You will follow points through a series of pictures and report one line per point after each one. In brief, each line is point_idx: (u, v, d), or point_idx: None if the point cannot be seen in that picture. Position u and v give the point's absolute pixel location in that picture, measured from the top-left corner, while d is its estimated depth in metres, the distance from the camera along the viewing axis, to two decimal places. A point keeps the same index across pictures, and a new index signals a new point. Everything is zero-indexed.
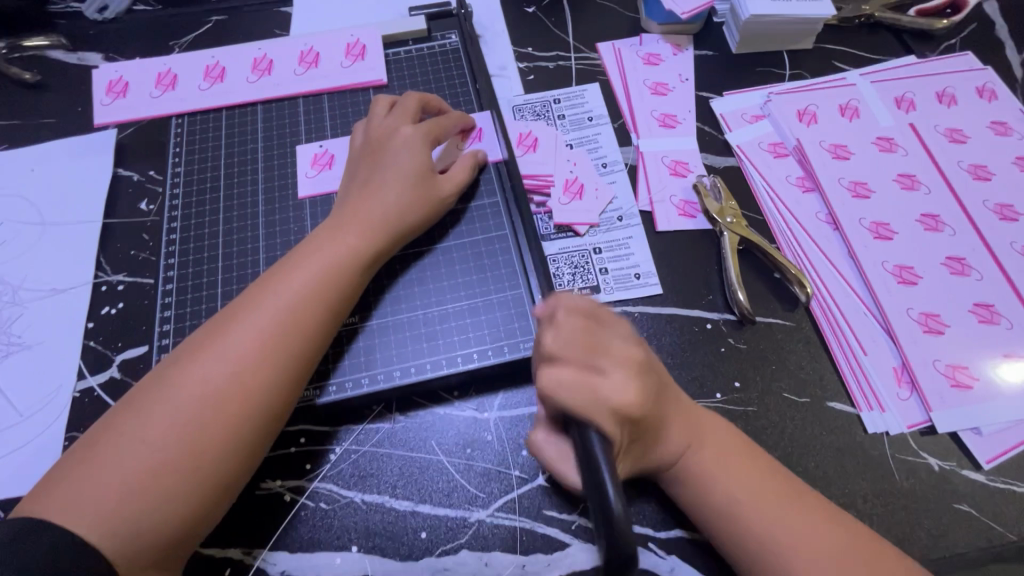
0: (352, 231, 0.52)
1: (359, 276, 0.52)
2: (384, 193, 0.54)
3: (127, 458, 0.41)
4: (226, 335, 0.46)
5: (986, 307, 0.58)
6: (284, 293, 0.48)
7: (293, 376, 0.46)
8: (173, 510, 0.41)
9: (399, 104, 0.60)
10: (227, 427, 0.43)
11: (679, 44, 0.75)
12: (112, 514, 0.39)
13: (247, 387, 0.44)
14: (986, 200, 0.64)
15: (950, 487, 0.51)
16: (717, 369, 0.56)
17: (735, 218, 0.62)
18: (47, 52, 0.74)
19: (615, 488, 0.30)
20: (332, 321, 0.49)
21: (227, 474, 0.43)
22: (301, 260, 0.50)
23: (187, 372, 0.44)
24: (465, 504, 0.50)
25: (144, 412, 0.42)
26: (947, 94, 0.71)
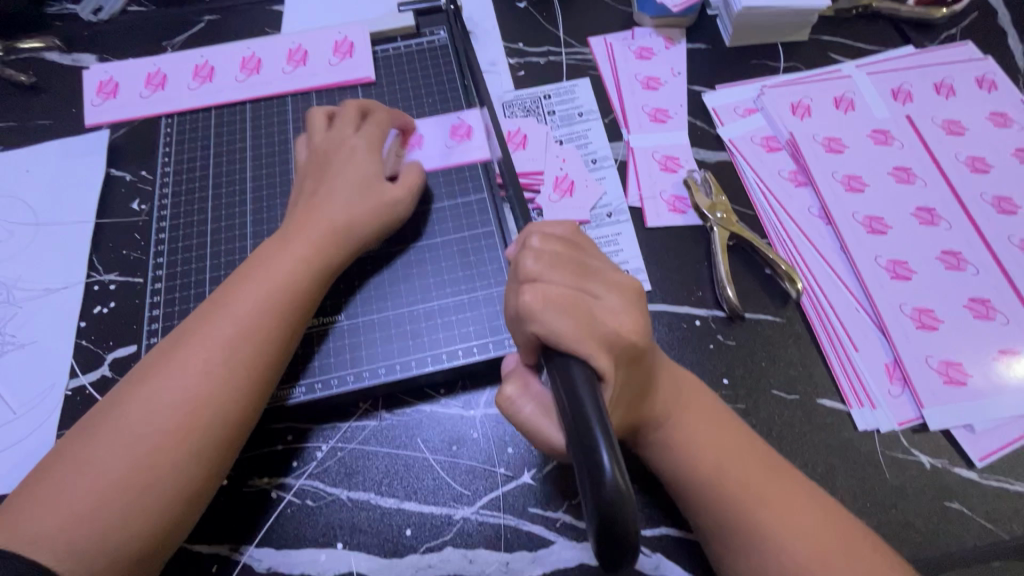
0: (301, 242, 0.53)
1: (314, 287, 0.52)
2: (332, 201, 0.55)
3: (88, 481, 0.42)
4: (178, 355, 0.47)
5: (982, 302, 0.56)
6: (232, 311, 0.48)
7: (245, 390, 0.47)
8: (139, 525, 0.42)
9: (337, 114, 0.60)
10: (183, 442, 0.44)
11: (671, 37, 0.74)
12: (78, 534, 0.40)
13: (198, 403, 0.45)
14: (983, 192, 0.62)
15: (942, 485, 0.50)
16: (706, 366, 0.55)
17: (725, 214, 0.61)
18: (43, 54, 0.75)
19: (613, 454, 0.28)
20: (283, 334, 0.50)
21: (185, 490, 0.44)
22: (249, 277, 0.51)
23: (139, 396, 0.45)
24: (450, 501, 0.51)
25: (100, 437, 0.43)
26: (945, 84, 0.69)
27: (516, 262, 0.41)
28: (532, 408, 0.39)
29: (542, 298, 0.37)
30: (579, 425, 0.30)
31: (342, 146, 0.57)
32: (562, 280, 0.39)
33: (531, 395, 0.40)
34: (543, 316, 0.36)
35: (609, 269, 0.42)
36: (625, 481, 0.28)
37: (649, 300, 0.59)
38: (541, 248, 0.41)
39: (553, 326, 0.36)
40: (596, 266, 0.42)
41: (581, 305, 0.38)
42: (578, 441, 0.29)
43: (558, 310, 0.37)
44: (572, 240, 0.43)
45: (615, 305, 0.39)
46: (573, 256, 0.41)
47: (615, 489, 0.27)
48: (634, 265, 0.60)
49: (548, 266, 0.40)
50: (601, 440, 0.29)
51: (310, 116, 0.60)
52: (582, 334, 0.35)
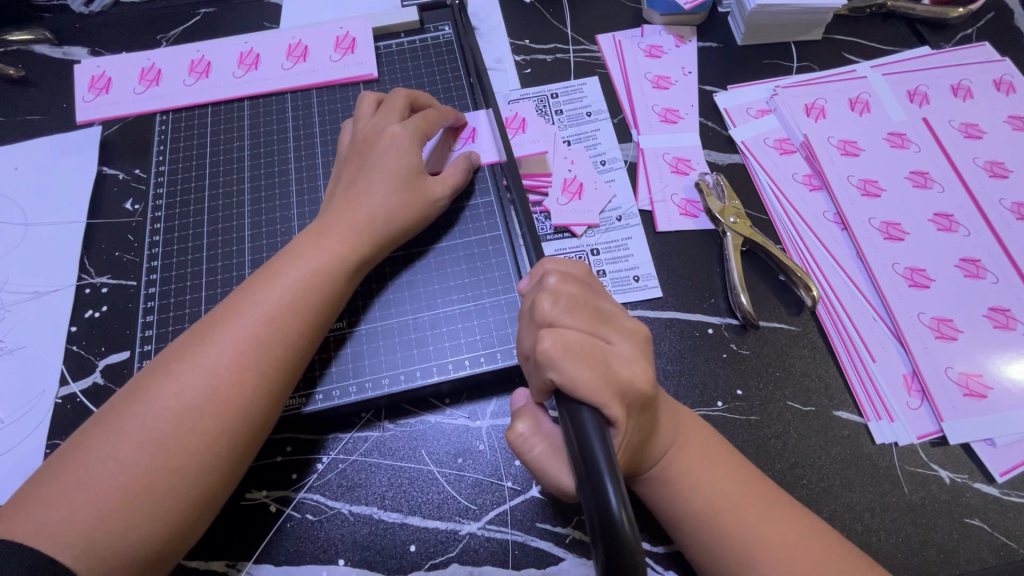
0: (336, 236, 0.51)
1: (342, 286, 0.50)
2: (370, 194, 0.52)
3: (106, 472, 0.40)
4: (205, 347, 0.45)
5: (1002, 311, 0.55)
6: (256, 309, 0.46)
7: (265, 396, 0.45)
8: (153, 526, 0.40)
9: (387, 101, 0.57)
10: (204, 441, 0.42)
11: (682, 35, 0.72)
12: (92, 530, 0.38)
13: (216, 406, 0.43)
14: (1003, 198, 0.61)
15: (962, 501, 0.49)
16: (719, 376, 0.54)
17: (738, 219, 0.59)
18: (33, 47, 0.72)
19: (621, 495, 0.26)
20: (309, 336, 0.48)
21: (195, 499, 0.41)
22: (275, 272, 0.48)
23: (155, 393, 0.43)
24: (456, 516, 0.49)
25: (120, 428, 0.41)
26: (963, 86, 0.67)
27: (532, 302, 0.39)
28: (541, 447, 0.38)
29: (560, 344, 0.36)
30: (588, 467, 0.28)
31: (386, 135, 0.54)
32: (577, 325, 0.38)
33: (541, 434, 0.38)
34: (562, 362, 0.35)
35: (620, 313, 0.41)
36: (632, 523, 0.26)
37: (660, 307, 0.57)
38: (558, 288, 0.40)
39: (571, 372, 0.34)
40: (608, 309, 0.41)
41: (595, 353, 0.36)
42: (586, 482, 0.28)
43: (576, 358, 0.35)
44: (587, 282, 0.42)
45: (627, 351, 0.38)
46: (589, 300, 0.40)
47: (626, 537, 0.26)
48: (644, 271, 0.59)
49: (565, 308, 0.38)
50: (608, 479, 0.27)
51: (360, 101, 0.58)
52: (599, 382, 0.34)
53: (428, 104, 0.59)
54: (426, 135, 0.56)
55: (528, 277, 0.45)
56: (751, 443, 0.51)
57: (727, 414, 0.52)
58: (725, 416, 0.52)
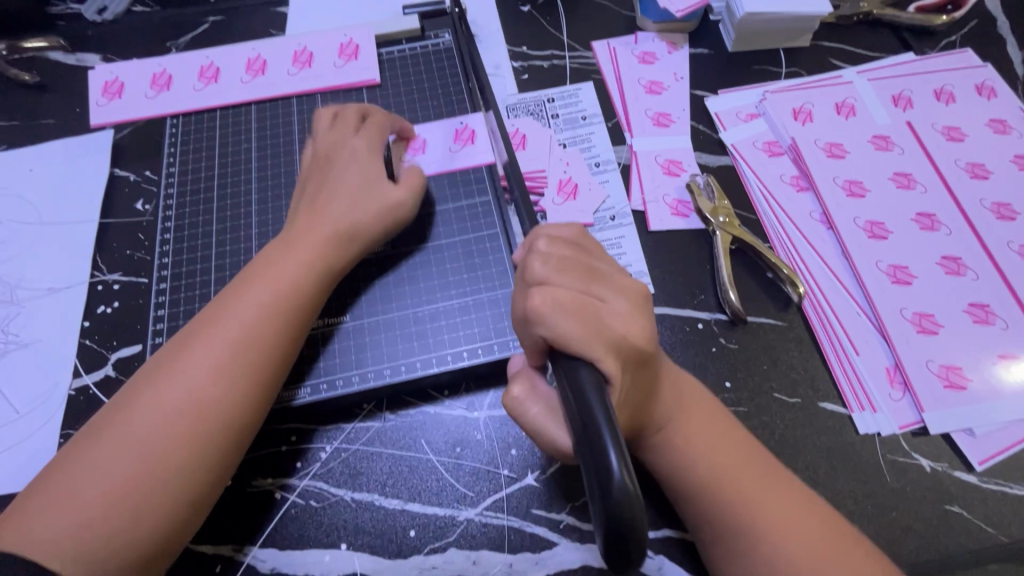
0: (308, 245, 0.53)
1: (317, 292, 0.52)
2: (335, 204, 0.54)
3: (98, 477, 0.42)
4: (185, 357, 0.47)
5: (982, 307, 0.57)
6: (239, 314, 0.49)
7: (253, 391, 0.47)
8: (145, 526, 0.42)
9: (341, 115, 0.60)
10: (189, 444, 0.44)
11: (674, 42, 0.75)
12: (86, 532, 0.41)
13: (205, 405, 0.45)
14: (983, 198, 0.63)
15: (942, 488, 0.51)
16: (708, 369, 0.56)
17: (728, 218, 0.62)
18: (47, 54, 0.75)
19: (622, 456, 0.28)
20: (293, 336, 0.50)
21: (195, 490, 0.44)
22: (255, 278, 0.51)
23: (146, 397, 0.45)
24: (454, 503, 0.51)
25: (109, 436, 0.44)
26: (945, 91, 0.70)
27: (524, 264, 0.41)
28: (537, 408, 0.40)
29: (550, 300, 0.38)
30: (590, 431, 0.30)
31: (345, 149, 0.57)
32: (569, 283, 0.40)
33: (536, 395, 0.40)
34: (551, 317, 0.37)
35: (617, 272, 0.42)
36: (633, 480, 0.28)
37: (652, 303, 0.59)
38: (549, 252, 0.42)
39: (560, 326, 0.36)
40: (602, 269, 0.42)
41: (588, 309, 0.38)
42: (587, 444, 0.30)
43: (565, 312, 0.37)
44: (580, 244, 0.44)
45: (622, 309, 0.40)
46: (581, 261, 0.42)
47: (628, 493, 0.28)
48: (636, 268, 0.61)
49: (556, 268, 0.41)
50: (610, 441, 0.29)
51: (320, 114, 0.61)
52: (588, 337, 0.36)
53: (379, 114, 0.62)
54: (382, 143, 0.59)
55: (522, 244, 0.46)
56: None
57: None
58: None
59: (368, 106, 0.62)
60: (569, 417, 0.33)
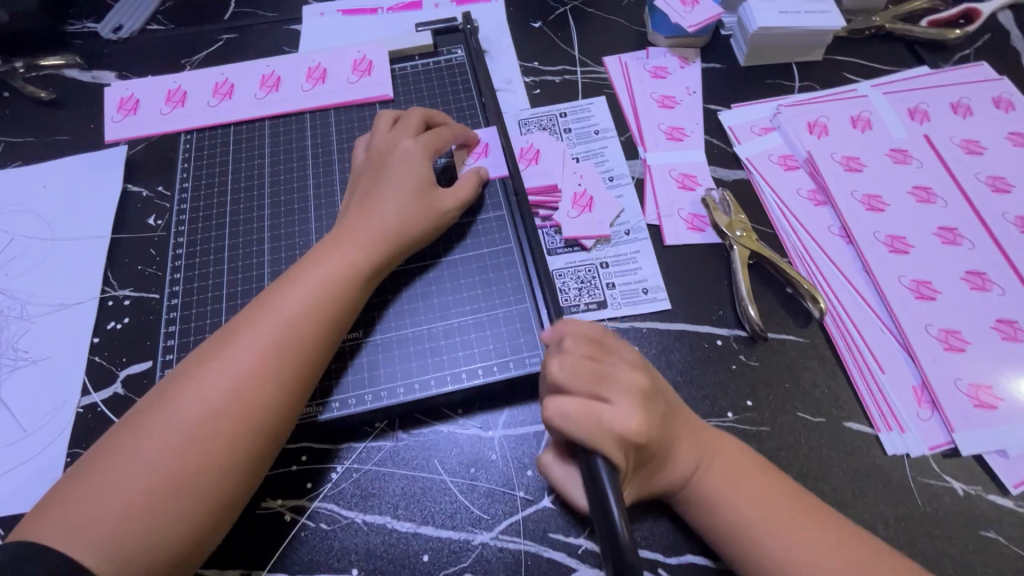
0: (352, 244, 0.52)
1: (358, 294, 0.51)
2: (384, 206, 0.54)
3: (139, 467, 0.41)
4: (230, 350, 0.46)
5: (1009, 323, 0.55)
6: (280, 313, 0.48)
7: (292, 392, 0.46)
8: (177, 524, 0.41)
9: (403, 118, 0.60)
10: (226, 441, 0.43)
11: (686, 57, 0.75)
12: (124, 524, 0.40)
13: (245, 404, 0.44)
14: (1006, 212, 0.62)
15: (976, 513, 0.49)
16: (729, 388, 0.54)
17: (745, 232, 0.61)
18: (64, 71, 0.76)
19: None
20: (332, 337, 0.49)
21: (227, 492, 0.43)
22: (299, 276, 0.50)
23: (185, 391, 0.44)
24: (468, 526, 0.49)
25: (147, 429, 0.43)
26: (962, 104, 0.69)
27: None
28: (553, 423, 0.38)
29: None
30: None
31: (398, 150, 0.57)
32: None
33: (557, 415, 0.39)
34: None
35: None
36: None
37: (668, 319, 0.58)
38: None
39: None
40: None
41: None
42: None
43: None
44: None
45: None
46: None
47: None
48: (653, 283, 0.60)
49: None
50: None
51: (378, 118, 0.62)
52: None
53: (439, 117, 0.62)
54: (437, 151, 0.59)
55: None
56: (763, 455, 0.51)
57: (737, 425, 0.52)
58: (735, 426, 0.52)
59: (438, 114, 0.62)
60: None
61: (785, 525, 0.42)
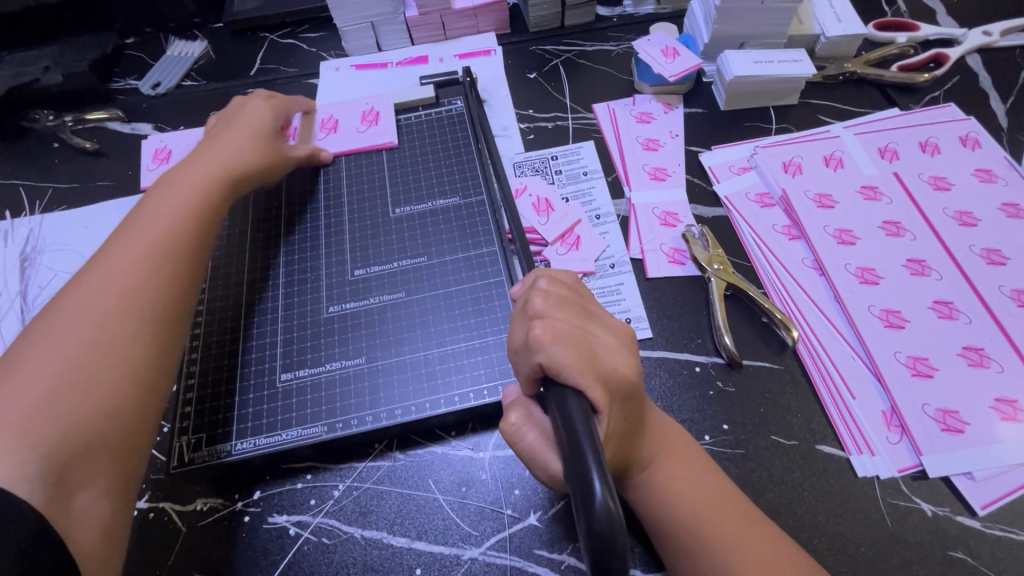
0: (174, 201, 0.60)
1: (186, 240, 0.58)
2: (197, 176, 0.64)
3: (44, 376, 0.47)
4: (94, 285, 0.53)
5: (975, 350, 0.58)
6: (115, 259, 0.55)
7: (143, 320, 0.52)
8: (74, 422, 0.46)
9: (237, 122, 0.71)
10: (117, 357, 0.50)
11: (669, 103, 0.81)
12: (26, 423, 0.45)
13: (119, 326, 0.51)
14: (972, 244, 0.65)
15: (945, 534, 0.50)
16: (706, 412, 0.57)
17: (722, 265, 0.65)
18: (107, 124, 0.84)
19: (606, 482, 0.31)
20: (174, 284, 0.56)
21: (119, 403, 0.49)
22: (127, 230, 0.58)
23: (87, 316, 0.51)
24: (458, 542, 0.52)
25: (53, 344, 0.49)
26: (930, 143, 0.73)
27: (526, 298, 0.45)
28: (534, 436, 0.42)
29: (550, 332, 0.41)
30: (578, 453, 0.33)
31: (224, 142, 0.68)
32: (567, 318, 0.44)
33: (532, 423, 0.43)
34: (549, 346, 0.40)
35: (608, 313, 0.47)
36: (616, 503, 0.31)
37: (650, 347, 0.62)
38: (549, 290, 0.46)
39: (558, 355, 0.40)
40: (595, 310, 0.47)
41: (584, 343, 0.42)
42: (573, 461, 0.33)
43: (563, 344, 0.41)
44: (576, 286, 0.48)
45: (613, 344, 0.44)
46: (576, 300, 0.46)
47: (610, 516, 0.30)
48: (636, 313, 0.64)
49: (554, 305, 0.45)
50: (595, 468, 0.32)
51: (226, 109, 0.77)
52: (582, 368, 0.39)
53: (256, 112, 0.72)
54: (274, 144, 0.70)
55: (523, 283, 0.51)
56: (737, 475, 0.54)
57: (714, 447, 0.55)
58: (712, 449, 0.55)
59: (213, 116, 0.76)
60: (559, 440, 0.35)
61: (729, 537, 0.44)
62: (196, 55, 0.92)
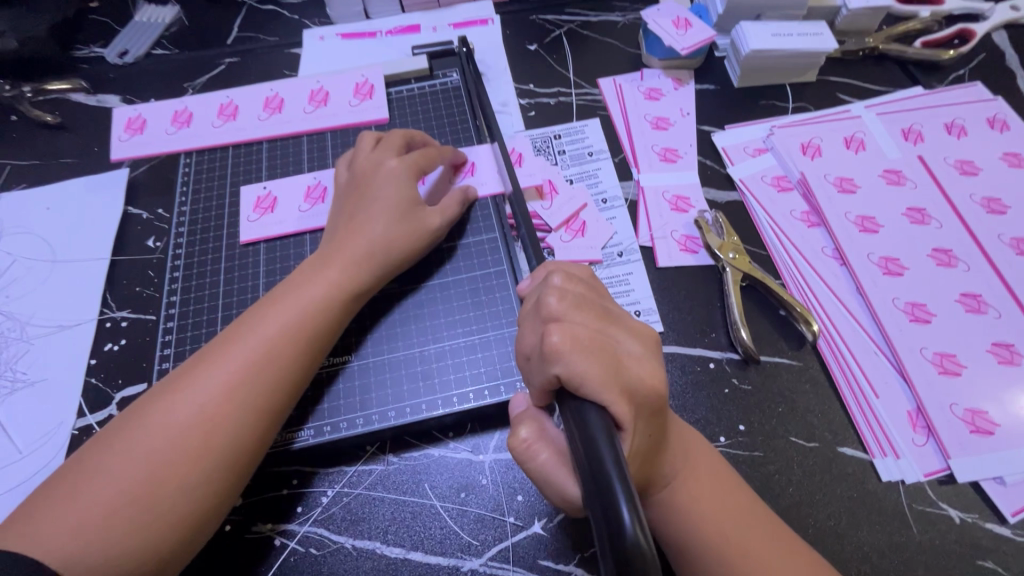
0: (338, 262, 0.53)
1: (340, 312, 0.52)
2: (371, 226, 0.55)
3: (107, 484, 0.42)
4: (227, 363, 0.47)
5: (1005, 346, 0.55)
6: (256, 335, 0.48)
7: (257, 409, 0.46)
8: (145, 535, 0.41)
9: (384, 139, 0.60)
10: (200, 455, 0.44)
11: (680, 78, 0.76)
12: (93, 528, 0.40)
13: (214, 421, 0.45)
14: (1001, 233, 0.61)
15: (973, 541, 0.48)
16: (721, 412, 0.54)
17: (737, 254, 0.60)
18: (70, 96, 0.77)
19: (634, 511, 0.27)
20: (309, 358, 0.50)
21: (207, 503, 0.43)
22: (285, 296, 0.51)
23: (162, 409, 0.45)
24: (458, 552, 0.49)
25: (126, 448, 0.43)
26: (956, 125, 0.69)
27: (538, 298, 0.41)
28: (546, 455, 0.38)
29: (567, 338, 0.37)
30: (600, 477, 0.28)
31: (383, 170, 0.57)
32: (585, 321, 0.40)
33: (545, 439, 0.39)
34: (569, 355, 0.36)
35: (627, 314, 0.43)
36: (645, 533, 0.27)
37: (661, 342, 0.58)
38: (564, 288, 0.42)
39: (579, 365, 0.35)
40: (614, 311, 0.42)
41: (605, 350, 0.38)
42: (596, 487, 0.29)
43: (583, 353, 0.36)
44: (592, 284, 0.44)
45: (636, 350, 0.40)
46: (593, 301, 0.42)
47: (639, 549, 0.26)
48: (645, 306, 0.60)
49: (571, 306, 0.40)
50: (621, 492, 0.27)
51: (386, 135, 0.61)
52: (605, 379, 0.35)
53: (388, 168, 0.57)
54: (424, 170, 0.59)
55: (533, 279, 0.46)
56: (756, 480, 0.50)
57: (729, 450, 0.52)
58: (728, 451, 0.52)
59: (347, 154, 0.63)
60: (577, 460, 0.31)
61: (760, 559, 0.41)
62: (166, 21, 0.84)
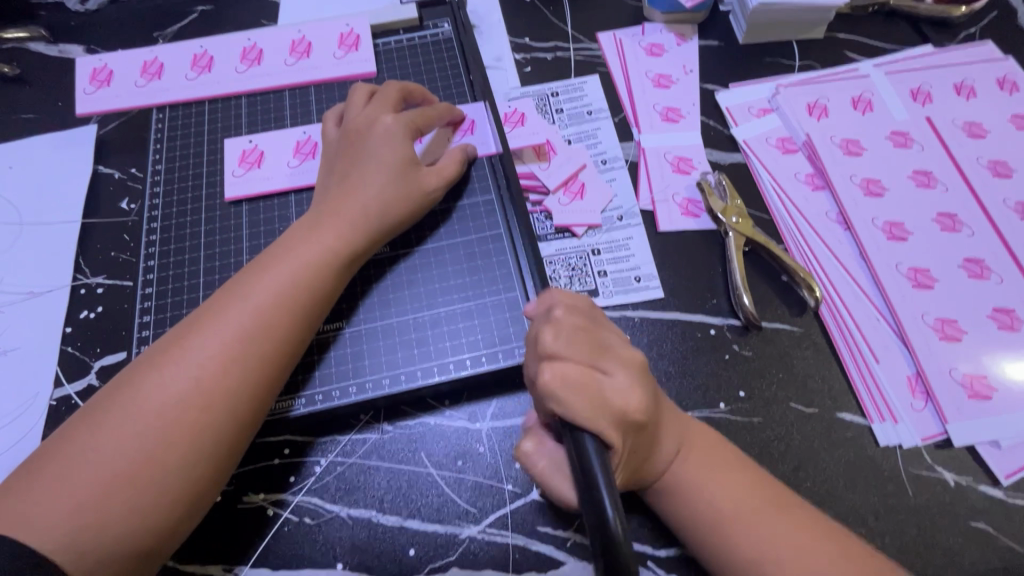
0: (332, 227, 0.50)
1: (335, 278, 0.50)
2: (365, 187, 0.52)
3: (98, 463, 0.40)
4: (220, 334, 0.44)
5: (1006, 312, 0.54)
6: (246, 304, 0.46)
7: (251, 380, 0.44)
8: (144, 513, 0.40)
9: (379, 94, 0.57)
10: (195, 429, 0.42)
11: (683, 33, 0.72)
12: (86, 508, 0.38)
13: (208, 394, 0.43)
14: (1006, 197, 0.60)
15: (966, 503, 0.48)
16: (720, 378, 0.53)
17: (740, 218, 0.59)
18: (28, 45, 0.71)
19: (617, 504, 0.28)
20: (304, 327, 0.48)
21: (207, 477, 0.42)
22: (276, 262, 0.48)
23: (152, 383, 0.43)
24: (456, 519, 0.48)
25: (115, 426, 0.41)
26: (966, 86, 0.67)
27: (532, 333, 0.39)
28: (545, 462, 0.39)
29: (557, 376, 0.36)
30: (588, 482, 0.29)
31: (377, 127, 0.54)
32: (576, 356, 0.38)
33: (545, 450, 0.39)
34: (559, 393, 0.35)
35: (622, 342, 0.40)
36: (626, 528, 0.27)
37: (662, 308, 0.57)
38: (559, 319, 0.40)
39: (567, 402, 0.35)
40: (608, 337, 0.40)
41: (593, 385, 0.36)
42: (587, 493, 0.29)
43: (572, 389, 0.36)
44: (589, 309, 0.42)
45: (625, 382, 0.38)
46: (589, 329, 0.40)
47: (622, 547, 0.27)
48: (645, 271, 0.58)
49: (563, 338, 0.39)
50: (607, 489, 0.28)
51: (378, 90, 0.58)
52: (593, 414, 0.35)
53: (383, 125, 0.54)
54: (421, 130, 0.56)
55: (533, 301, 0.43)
56: (755, 445, 0.50)
57: (729, 416, 0.51)
58: (728, 418, 0.51)
59: (337, 107, 0.59)
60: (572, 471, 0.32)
61: (759, 523, 0.41)
62: None
